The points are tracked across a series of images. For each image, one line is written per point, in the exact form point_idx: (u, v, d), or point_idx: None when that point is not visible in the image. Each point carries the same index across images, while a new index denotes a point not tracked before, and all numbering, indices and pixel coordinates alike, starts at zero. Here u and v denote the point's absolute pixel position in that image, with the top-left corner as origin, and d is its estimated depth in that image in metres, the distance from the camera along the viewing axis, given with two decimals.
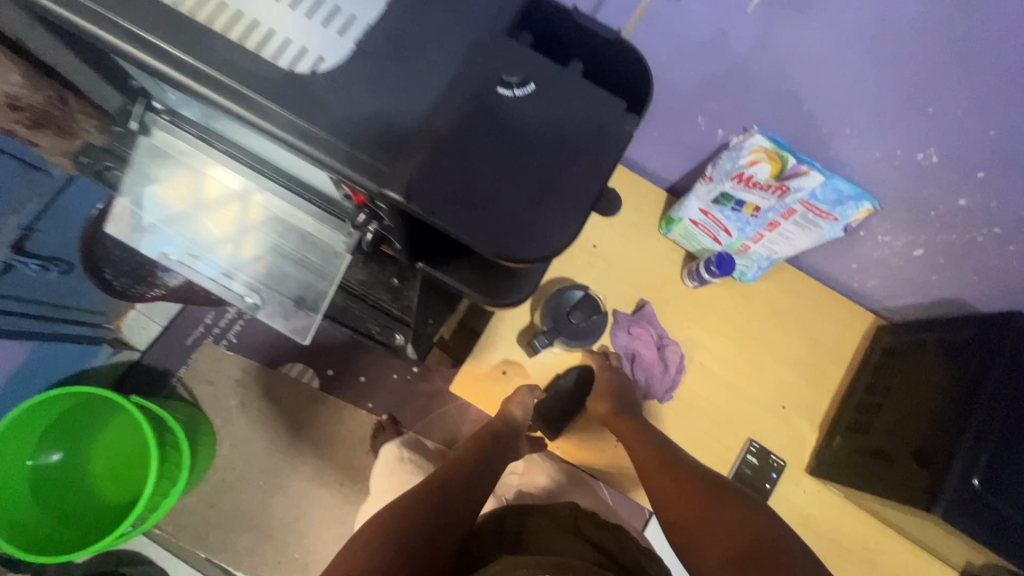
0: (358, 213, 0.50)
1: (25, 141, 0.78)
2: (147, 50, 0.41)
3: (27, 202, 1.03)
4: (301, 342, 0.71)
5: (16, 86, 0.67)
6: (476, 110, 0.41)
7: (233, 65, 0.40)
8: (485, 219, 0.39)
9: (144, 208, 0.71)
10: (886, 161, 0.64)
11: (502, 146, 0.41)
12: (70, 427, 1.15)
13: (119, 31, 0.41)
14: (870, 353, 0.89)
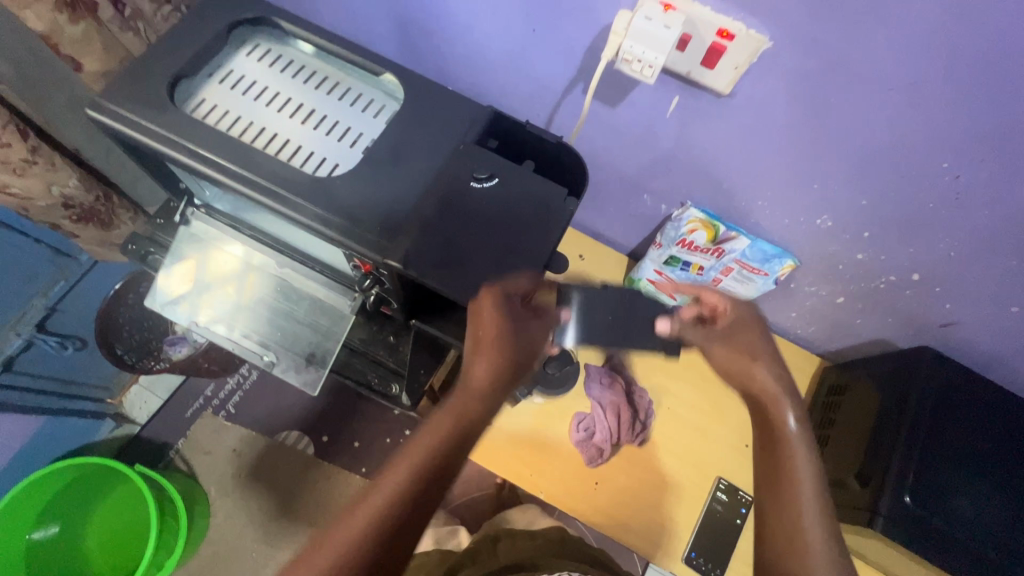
0: (363, 279, 0.62)
1: (69, 233, 0.91)
2: (206, 164, 0.53)
3: (54, 285, 1.14)
4: (311, 392, 0.77)
5: (74, 189, 0.81)
6: (456, 196, 0.55)
7: (271, 173, 0.53)
8: (463, 279, 0.52)
9: (154, 292, 0.78)
10: (795, 226, 0.79)
11: (478, 221, 0.54)
12: (69, 501, 1.18)
13: (184, 148, 0.54)
14: (819, 392, 1.00)
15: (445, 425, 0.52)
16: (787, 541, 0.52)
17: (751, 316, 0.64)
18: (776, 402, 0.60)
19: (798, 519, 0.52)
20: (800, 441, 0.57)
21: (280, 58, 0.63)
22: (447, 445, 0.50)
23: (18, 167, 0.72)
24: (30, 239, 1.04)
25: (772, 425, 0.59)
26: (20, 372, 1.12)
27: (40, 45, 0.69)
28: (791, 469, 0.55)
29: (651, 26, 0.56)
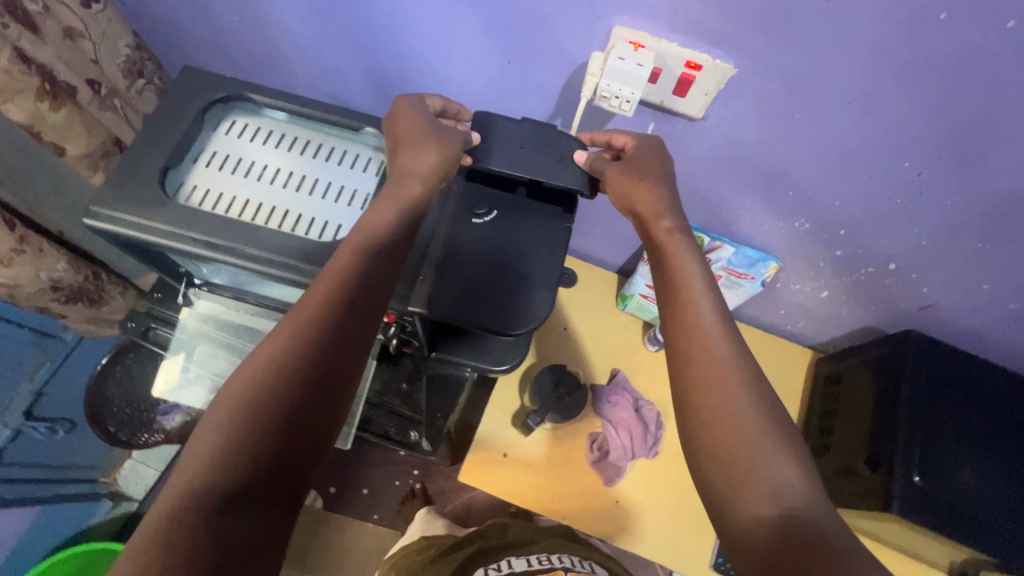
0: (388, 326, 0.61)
1: (56, 315, 0.89)
2: (219, 250, 0.53)
3: (39, 368, 1.10)
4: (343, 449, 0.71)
5: (63, 272, 0.80)
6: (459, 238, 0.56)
7: (284, 247, 0.54)
8: (489, 310, 0.54)
9: (167, 371, 0.76)
10: (775, 230, 0.83)
11: (487, 249, 0.57)
12: None
13: (192, 241, 0.53)
14: (816, 383, 1.03)
15: (308, 313, 0.46)
16: (720, 413, 0.52)
17: (658, 177, 0.61)
18: (684, 270, 0.58)
19: (730, 391, 0.52)
20: (700, 304, 0.56)
21: (261, 127, 0.62)
22: (320, 332, 0.46)
23: (5, 257, 0.71)
24: (15, 325, 1.01)
25: (679, 300, 0.57)
26: (10, 464, 1.08)
27: (21, 135, 0.69)
28: (685, 319, 0.56)
29: (624, 64, 0.59)
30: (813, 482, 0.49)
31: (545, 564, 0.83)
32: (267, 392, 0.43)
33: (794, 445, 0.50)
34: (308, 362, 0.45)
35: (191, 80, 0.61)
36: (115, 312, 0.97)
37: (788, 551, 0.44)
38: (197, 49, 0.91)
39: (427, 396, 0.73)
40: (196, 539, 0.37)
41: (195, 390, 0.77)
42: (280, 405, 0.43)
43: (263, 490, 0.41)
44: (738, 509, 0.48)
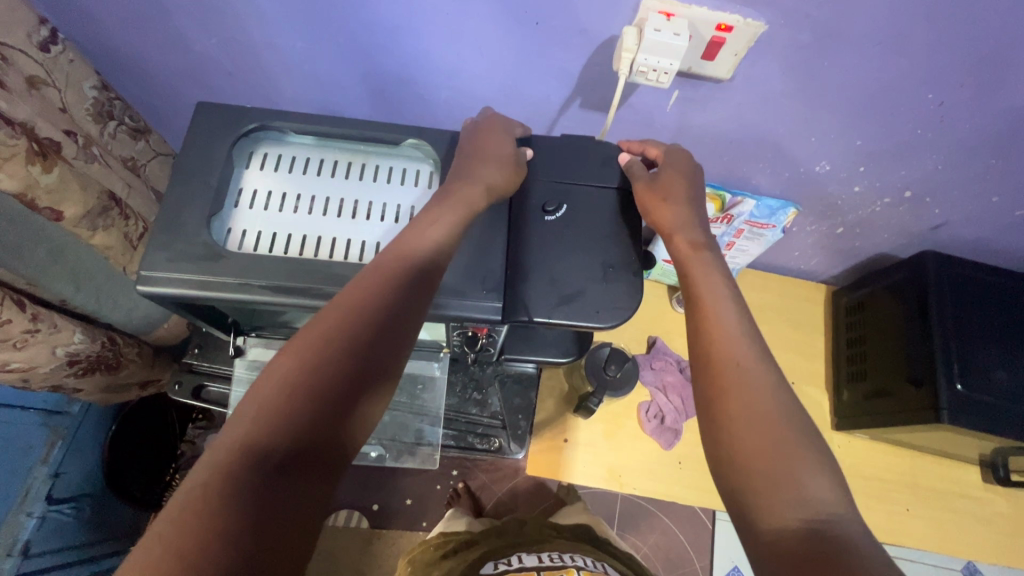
0: (470, 341, 0.59)
1: (73, 390, 0.83)
2: (295, 294, 0.50)
3: (51, 449, 1.03)
4: (436, 467, 0.69)
5: (79, 343, 0.74)
6: (537, 236, 0.54)
7: None
8: (585, 306, 0.52)
9: None
10: (795, 176, 0.85)
11: (567, 243, 0.54)
12: None
13: (263, 288, 0.50)
14: (837, 315, 1.08)
15: (349, 306, 0.46)
16: (744, 421, 0.48)
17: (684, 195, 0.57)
18: (708, 284, 0.55)
19: (754, 399, 0.49)
20: (723, 311, 0.53)
21: (292, 154, 0.58)
22: (376, 313, 0.46)
23: (19, 340, 0.66)
24: (15, 408, 0.95)
25: (699, 310, 0.54)
26: (42, 553, 1.01)
27: (13, 204, 0.62)
28: (708, 327, 0.53)
29: (662, 36, 0.58)
30: (845, 497, 0.44)
31: (557, 562, 0.80)
32: (322, 366, 0.44)
33: (822, 457, 0.46)
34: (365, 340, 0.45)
35: (208, 117, 0.56)
36: (133, 375, 0.91)
37: (818, 561, 0.40)
38: (169, 79, 0.83)
39: (503, 398, 0.72)
40: (248, 501, 0.37)
41: None
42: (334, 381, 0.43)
43: (308, 462, 0.41)
44: (762, 518, 0.44)
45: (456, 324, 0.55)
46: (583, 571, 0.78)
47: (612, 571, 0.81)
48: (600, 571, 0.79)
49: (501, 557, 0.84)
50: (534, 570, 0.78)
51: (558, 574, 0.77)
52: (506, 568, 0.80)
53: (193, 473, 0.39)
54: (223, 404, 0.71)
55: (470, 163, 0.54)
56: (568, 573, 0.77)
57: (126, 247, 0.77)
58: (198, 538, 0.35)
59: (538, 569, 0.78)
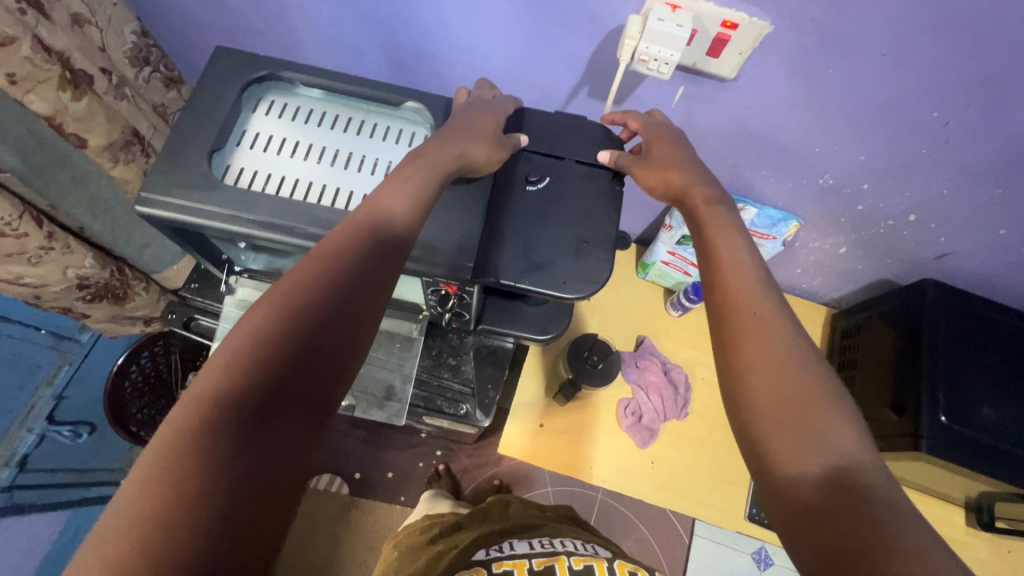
0: (444, 299, 0.61)
1: (81, 314, 0.88)
2: (281, 232, 0.53)
3: (57, 371, 1.09)
4: (400, 423, 0.70)
5: (89, 268, 0.79)
6: (517, 202, 0.56)
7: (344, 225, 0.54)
8: (554, 275, 0.53)
9: None
10: (799, 188, 0.85)
11: (545, 213, 0.56)
12: None
13: (251, 221, 0.53)
14: (833, 338, 1.07)
15: (322, 259, 0.46)
16: (766, 372, 0.49)
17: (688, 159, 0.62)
18: (727, 244, 0.57)
19: (774, 346, 0.50)
20: (743, 268, 0.55)
21: (298, 105, 0.61)
22: (347, 268, 0.47)
23: (34, 255, 0.70)
24: (28, 326, 1.02)
25: (719, 265, 0.56)
26: (37, 470, 1.07)
27: (43, 127, 0.67)
28: (728, 283, 0.55)
29: (664, 26, 0.59)
30: (867, 445, 0.46)
31: (549, 548, 0.78)
32: (287, 324, 0.43)
33: (848, 408, 0.47)
34: (336, 293, 0.45)
35: (224, 61, 0.60)
36: (139, 309, 0.96)
37: (839, 505, 0.42)
38: (204, 34, 0.88)
39: (476, 367, 0.72)
40: (225, 449, 0.37)
41: None
42: (301, 338, 0.43)
43: (279, 416, 0.40)
44: (781, 464, 0.46)
45: (429, 280, 0.57)
46: (574, 557, 0.76)
47: (605, 555, 0.80)
48: (592, 555, 0.78)
49: (491, 545, 0.81)
50: (524, 555, 0.76)
51: (548, 561, 0.75)
52: (497, 555, 0.76)
53: (163, 424, 0.38)
54: (211, 338, 0.75)
55: (463, 122, 0.56)
56: (559, 561, 0.75)
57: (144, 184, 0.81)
58: (177, 483, 0.35)
59: (528, 555, 0.76)
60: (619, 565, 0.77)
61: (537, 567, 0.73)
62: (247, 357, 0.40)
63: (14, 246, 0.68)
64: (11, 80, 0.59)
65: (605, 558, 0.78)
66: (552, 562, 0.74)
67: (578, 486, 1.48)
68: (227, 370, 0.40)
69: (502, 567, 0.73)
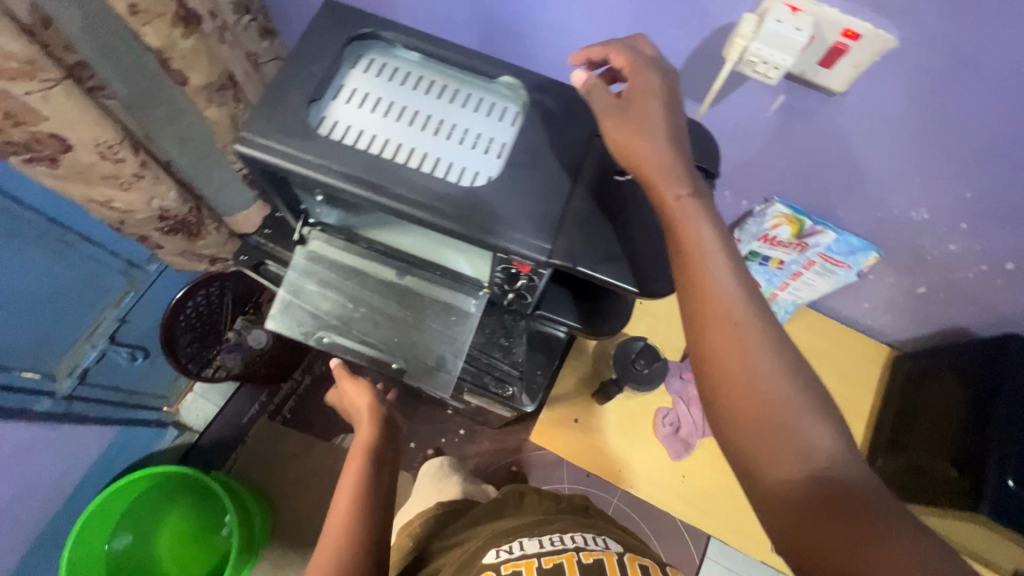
0: (512, 277, 0.61)
1: (156, 245, 0.92)
2: (367, 188, 0.54)
3: (124, 296, 1.13)
4: (446, 394, 0.70)
5: (172, 201, 0.82)
6: (602, 190, 0.55)
7: (429, 189, 0.54)
8: (632, 269, 0.53)
9: (275, 306, 0.72)
10: (887, 218, 0.80)
11: (629, 205, 0.54)
12: (143, 513, 1.22)
13: (341, 174, 0.54)
14: (892, 380, 1.02)
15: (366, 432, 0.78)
16: (742, 379, 0.45)
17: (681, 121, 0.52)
18: (693, 228, 0.48)
19: (755, 352, 0.45)
20: (716, 260, 0.48)
21: (396, 66, 0.61)
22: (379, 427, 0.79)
23: (126, 181, 0.74)
24: (107, 252, 1.03)
25: (692, 269, 0.48)
26: (93, 384, 1.14)
27: (151, 59, 0.69)
28: (703, 289, 0.47)
29: (782, 28, 0.57)
30: (846, 439, 0.44)
31: (558, 545, 0.71)
32: (368, 476, 0.72)
33: (825, 402, 0.45)
34: (380, 438, 0.78)
35: (331, 14, 0.61)
36: (209, 249, 0.99)
37: (827, 516, 0.41)
38: None
39: (528, 352, 0.71)
40: None
41: (292, 325, 0.72)
42: (382, 478, 0.73)
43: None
44: (764, 474, 0.44)
45: (503, 256, 0.57)
46: (582, 552, 0.70)
47: (615, 548, 0.73)
48: (600, 549, 0.71)
49: (501, 543, 0.76)
50: (533, 555, 0.70)
51: (557, 561, 0.68)
52: (506, 556, 0.71)
53: None
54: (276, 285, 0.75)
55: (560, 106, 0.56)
56: (568, 557, 0.69)
57: (232, 128, 0.84)
58: None
59: (537, 555, 0.70)
60: (630, 560, 0.70)
61: (546, 568, 0.67)
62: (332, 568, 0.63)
63: (111, 170, 0.71)
64: (133, 10, 0.62)
65: (614, 552, 0.71)
66: (560, 561, 0.68)
67: (594, 488, 1.47)
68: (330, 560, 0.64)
69: (511, 570, 0.68)
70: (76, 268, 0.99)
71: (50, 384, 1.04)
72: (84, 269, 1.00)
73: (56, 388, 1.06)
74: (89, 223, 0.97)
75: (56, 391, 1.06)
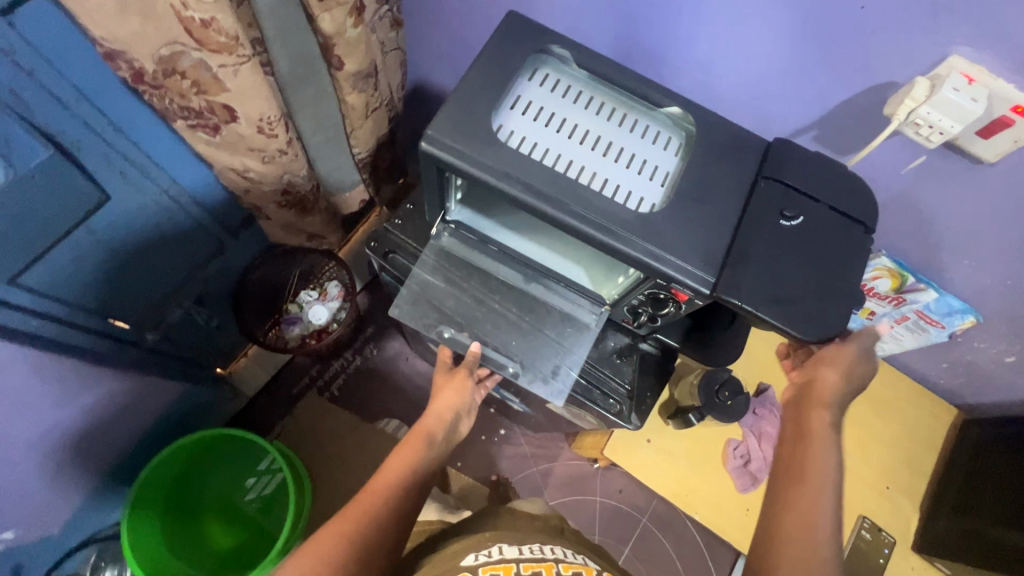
0: (657, 303, 0.63)
1: (266, 215, 0.95)
2: (543, 200, 0.56)
3: (213, 259, 1.14)
4: (557, 403, 0.72)
5: (298, 177, 0.85)
6: (768, 228, 0.57)
7: (599, 208, 0.56)
8: (793, 310, 0.54)
9: (400, 293, 0.75)
10: (996, 287, 0.81)
11: (791, 250, 0.56)
12: (199, 459, 1.24)
13: (519, 182, 0.56)
14: (959, 442, 1.02)
15: (424, 432, 0.80)
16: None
17: (857, 383, 0.61)
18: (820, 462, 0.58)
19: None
20: (826, 498, 0.56)
21: (567, 83, 0.63)
22: (432, 432, 0.80)
23: (270, 155, 0.76)
24: (207, 214, 1.04)
25: (804, 487, 0.57)
26: (169, 339, 1.15)
27: (315, 43, 0.71)
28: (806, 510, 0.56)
29: (957, 97, 0.59)
30: None
31: (536, 553, 0.63)
32: (410, 470, 0.73)
33: None
34: (434, 442, 0.79)
35: (513, 28, 0.63)
36: (311, 225, 1.02)
37: None
38: None
39: (637, 373, 0.75)
40: None
41: (415, 314, 0.75)
42: (419, 475, 0.74)
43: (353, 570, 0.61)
44: None
45: (660, 284, 0.58)
46: (561, 564, 0.63)
47: (594, 565, 0.66)
48: (580, 563, 0.64)
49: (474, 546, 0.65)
50: (513, 561, 0.62)
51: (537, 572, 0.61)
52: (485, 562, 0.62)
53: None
54: (400, 274, 0.79)
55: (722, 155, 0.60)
56: (548, 568, 0.61)
57: (363, 114, 0.86)
58: None
59: (517, 561, 0.62)
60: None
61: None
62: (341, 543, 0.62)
63: (261, 143, 0.73)
64: None
65: (593, 567, 0.65)
66: (541, 571, 0.61)
67: (626, 504, 1.49)
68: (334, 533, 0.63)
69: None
70: (185, 232, 1.02)
71: (138, 335, 1.05)
72: (188, 229, 1.02)
73: (142, 339, 1.07)
74: (200, 187, 0.99)
75: (141, 342, 1.07)
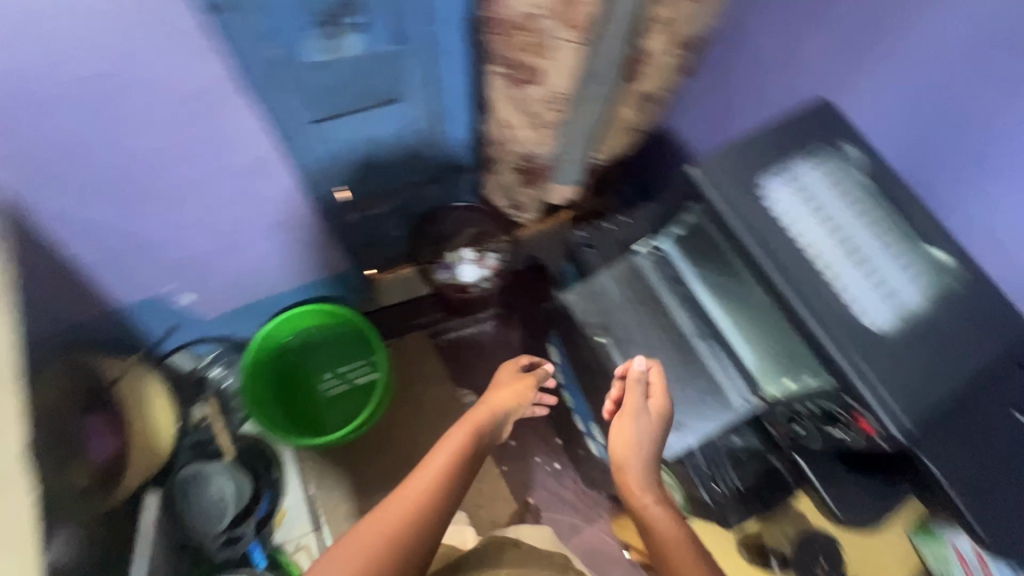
0: (827, 419, 0.62)
1: (498, 169, 1.08)
2: (778, 271, 0.59)
3: (427, 182, 1.31)
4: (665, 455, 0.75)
5: (541, 153, 0.95)
6: (981, 411, 0.55)
7: (825, 304, 0.58)
8: (972, 500, 0.53)
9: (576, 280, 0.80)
10: None
11: (988, 443, 0.55)
12: (304, 321, 1.31)
13: (762, 245, 0.60)
14: None
15: (473, 420, 0.87)
16: None
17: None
18: None
19: None
20: None
21: (852, 183, 0.64)
22: (478, 422, 0.87)
23: (538, 121, 0.87)
24: (447, 147, 1.21)
25: None
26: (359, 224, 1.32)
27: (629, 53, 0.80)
28: None
29: None
30: None
31: None
32: (462, 463, 0.81)
33: None
34: (479, 436, 0.86)
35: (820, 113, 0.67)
36: (521, 196, 1.13)
37: None
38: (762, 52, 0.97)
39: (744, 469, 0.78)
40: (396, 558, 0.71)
41: (579, 305, 0.78)
42: (469, 465, 0.82)
43: (415, 547, 0.73)
44: None
45: (840, 402, 0.58)
46: None
47: None
48: None
49: None
50: None
51: None
52: None
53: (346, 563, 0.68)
54: (580, 267, 0.81)
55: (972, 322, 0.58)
56: None
57: (622, 127, 0.95)
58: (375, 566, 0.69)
59: None
60: None
61: None
62: (406, 533, 0.72)
63: (539, 109, 0.84)
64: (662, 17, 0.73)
65: None
66: None
67: None
68: (396, 519, 0.73)
69: None
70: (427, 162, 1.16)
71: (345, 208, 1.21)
72: (429, 150, 1.19)
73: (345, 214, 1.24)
74: (457, 125, 1.15)
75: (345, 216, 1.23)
